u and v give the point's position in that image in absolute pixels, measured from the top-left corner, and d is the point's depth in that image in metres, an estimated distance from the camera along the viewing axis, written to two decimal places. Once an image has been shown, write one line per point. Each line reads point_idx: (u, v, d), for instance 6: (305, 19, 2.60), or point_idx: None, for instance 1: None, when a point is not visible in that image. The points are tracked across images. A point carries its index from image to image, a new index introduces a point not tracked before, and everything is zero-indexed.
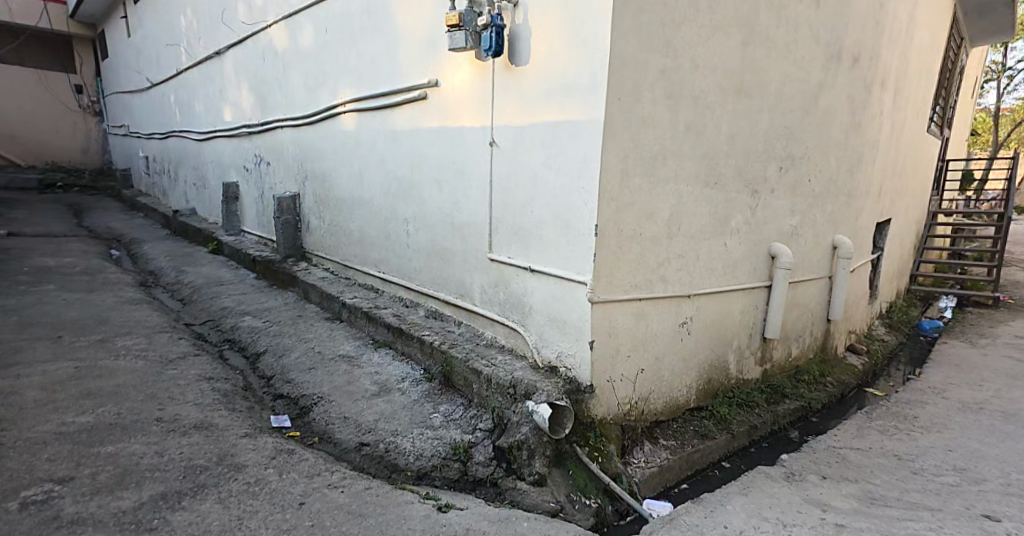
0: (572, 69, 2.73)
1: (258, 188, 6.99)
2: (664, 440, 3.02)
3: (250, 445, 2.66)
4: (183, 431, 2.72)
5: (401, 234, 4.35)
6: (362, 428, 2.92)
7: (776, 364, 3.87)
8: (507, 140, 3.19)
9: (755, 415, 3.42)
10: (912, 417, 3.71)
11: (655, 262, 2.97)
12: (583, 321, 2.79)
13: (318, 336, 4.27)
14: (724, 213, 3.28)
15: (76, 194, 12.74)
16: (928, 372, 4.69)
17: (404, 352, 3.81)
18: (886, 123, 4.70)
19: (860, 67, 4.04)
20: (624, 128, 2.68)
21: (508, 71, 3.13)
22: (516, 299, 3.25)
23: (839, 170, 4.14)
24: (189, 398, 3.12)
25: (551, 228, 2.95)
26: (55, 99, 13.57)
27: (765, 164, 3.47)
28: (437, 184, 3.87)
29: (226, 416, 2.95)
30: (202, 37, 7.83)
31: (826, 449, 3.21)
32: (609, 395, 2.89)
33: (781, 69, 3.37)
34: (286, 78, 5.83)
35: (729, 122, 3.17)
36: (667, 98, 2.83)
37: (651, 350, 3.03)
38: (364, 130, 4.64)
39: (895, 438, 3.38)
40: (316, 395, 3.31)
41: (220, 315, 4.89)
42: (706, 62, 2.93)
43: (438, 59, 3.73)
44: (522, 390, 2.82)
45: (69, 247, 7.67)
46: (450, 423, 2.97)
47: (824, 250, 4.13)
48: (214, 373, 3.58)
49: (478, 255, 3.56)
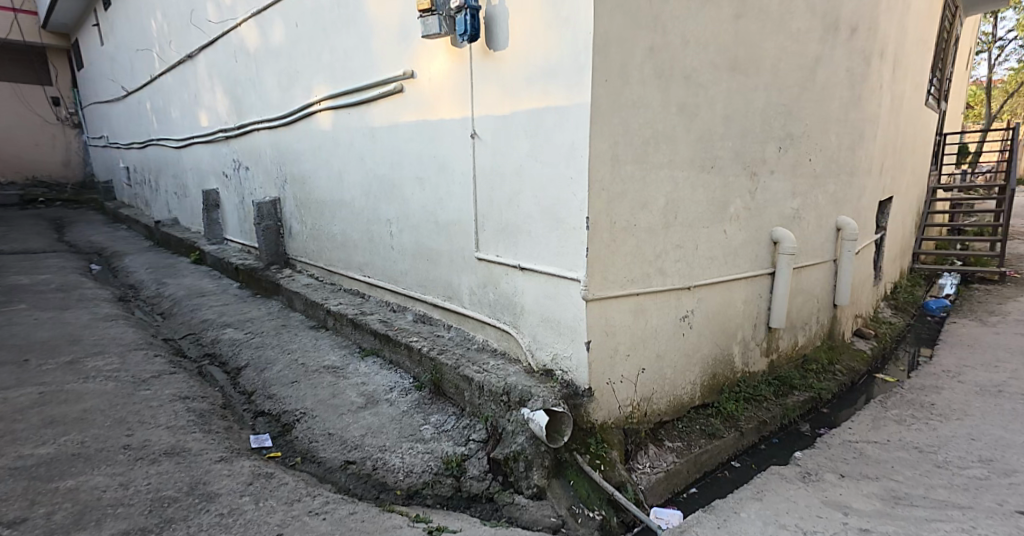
0: (554, 51, 2.53)
1: (239, 194, 6.75)
2: (669, 442, 2.84)
3: (226, 470, 2.47)
4: (152, 459, 2.53)
5: (385, 235, 4.15)
6: (348, 445, 2.75)
7: (783, 354, 3.71)
8: (488, 131, 3.00)
9: (764, 410, 3.26)
10: (929, 404, 3.55)
11: (653, 254, 2.79)
12: (578, 321, 2.61)
13: (302, 346, 4.08)
14: (722, 199, 3.10)
15: (58, 208, 12.44)
16: (940, 354, 4.54)
17: (392, 360, 3.63)
18: (886, 96, 4.52)
19: (857, 39, 3.86)
20: (612, 112, 2.49)
21: (487, 57, 2.93)
22: (507, 299, 3.06)
23: (840, 147, 3.96)
24: (160, 421, 2.93)
25: (539, 223, 2.76)
26: (31, 112, 13.27)
27: (764, 145, 3.29)
28: (420, 182, 3.67)
29: (201, 439, 2.76)
30: (175, 41, 7.56)
31: (842, 444, 3.05)
32: (610, 398, 2.71)
33: (776, 43, 3.19)
34: (260, 78, 5.60)
35: (724, 101, 2.98)
36: (657, 79, 2.63)
37: (652, 347, 2.85)
38: (341, 129, 4.43)
39: (913, 428, 3.22)
40: (298, 411, 3.13)
41: (201, 329, 4.69)
42: (696, 37, 2.74)
43: (413, 50, 3.52)
44: (515, 397, 2.64)
45: (46, 263, 7.43)
46: (442, 434, 2.80)
47: (827, 233, 3.97)
48: (190, 392, 3.38)
49: (465, 254, 3.37)
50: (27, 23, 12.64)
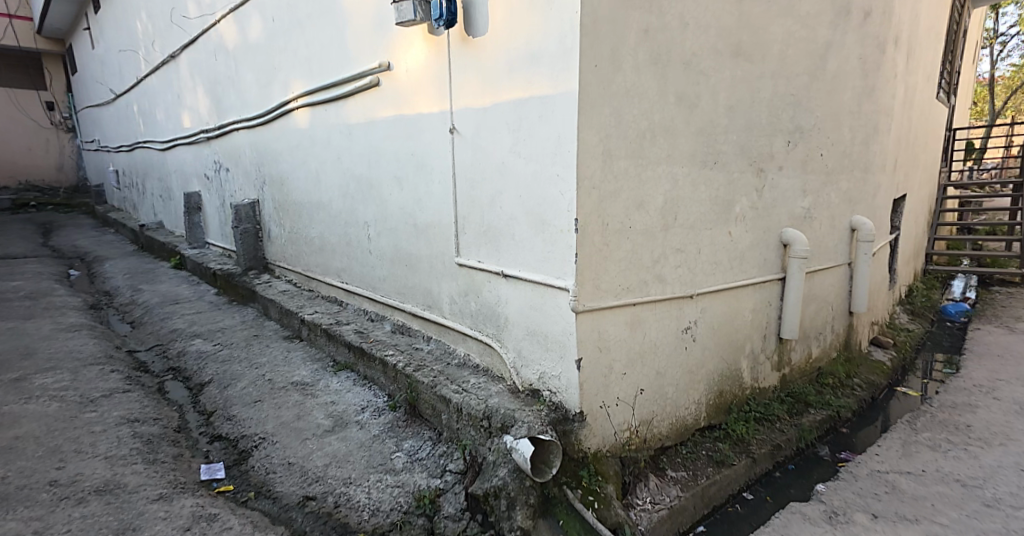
0: (538, 33, 2.21)
1: (219, 196, 6.43)
2: (672, 471, 2.50)
3: (162, 512, 2.17)
4: (79, 499, 2.23)
5: (362, 238, 3.82)
6: (309, 478, 2.44)
7: (796, 368, 3.39)
8: (468, 124, 2.68)
9: (777, 431, 2.93)
10: (964, 427, 3.23)
11: (651, 260, 2.47)
12: (567, 337, 2.28)
13: (272, 360, 3.75)
14: (726, 198, 2.78)
15: (48, 212, 12.07)
16: (967, 366, 4.21)
17: (367, 376, 3.31)
18: (901, 87, 4.20)
19: (871, 24, 3.52)
20: (603, 102, 2.17)
21: (464, 43, 2.62)
22: (489, 310, 2.74)
23: (854, 141, 3.64)
24: (100, 450, 2.62)
25: (524, 226, 2.44)
26: (26, 119, 12.88)
27: (771, 138, 2.97)
28: (398, 182, 3.34)
29: (140, 473, 2.44)
30: (157, 40, 7.24)
31: (870, 476, 2.75)
32: (604, 423, 2.39)
33: (784, 27, 2.87)
34: (236, 75, 5.29)
35: (727, 90, 2.66)
36: (653, 65, 2.31)
37: (651, 365, 2.53)
38: (317, 126, 4.11)
39: (951, 456, 2.90)
40: (258, 436, 2.81)
41: (168, 340, 4.35)
42: (696, 19, 2.41)
43: (387, 38, 3.19)
44: (497, 423, 2.32)
45: (23, 268, 7.08)
46: (415, 464, 2.49)
47: (841, 234, 3.64)
48: (142, 413, 3.06)
49: (445, 259, 3.04)
50: (22, 29, 12.48)
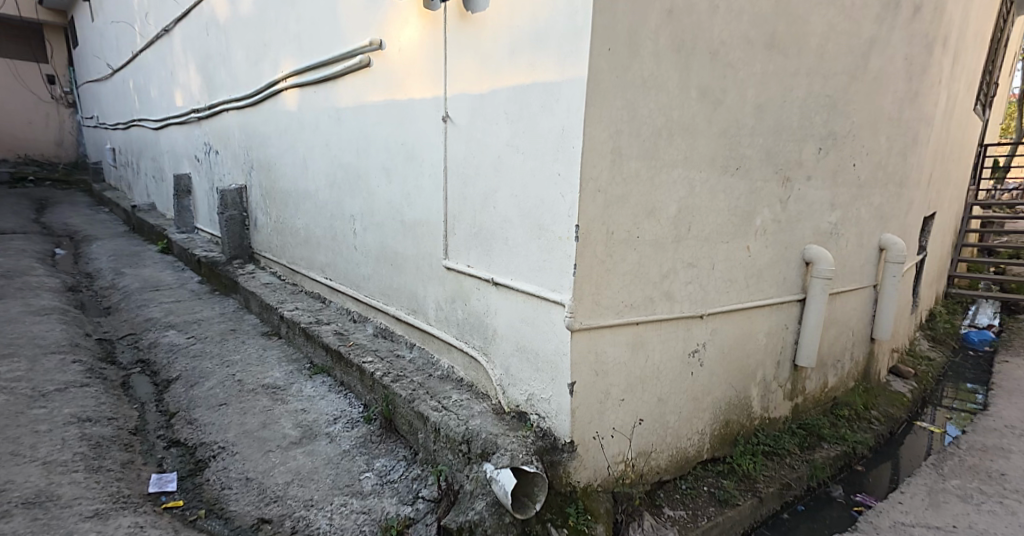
0: (544, 10, 1.96)
1: (209, 180, 6.17)
2: (670, 509, 2.25)
3: (94, 532, 1.92)
4: (3, 512, 1.98)
5: (349, 232, 3.56)
6: (266, 497, 2.19)
7: (810, 397, 3.15)
8: (462, 114, 2.43)
9: (787, 467, 2.68)
10: (997, 476, 2.98)
11: (660, 275, 2.22)
12: (560, 356, 2.03)
13: (245, 358, 3.51)
14: (747, 208, 2.52)
15: (46, 187, 11.84)
16: (994, 404, 3.94)
17: (343, 383, 3.08)
18: (942, 94, 3.90)
19: (919, 20, 3.23)
20: (614, 92, 1.91)
21: (463, 22, 2.36)
22: (477, 319, 2.49)
23: (890, 151, 3.36)
24: (38, 455, 2.36)
25: (518, 229, 2.19)
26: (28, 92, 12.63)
27: (801, 144, 2.70)
28: (386, 174, 3.08)
29: (79, 483, 2.19)
30: (154, 12, 6.94)
31: (893, 528, 2.50)
32: (596, 455, 2.14)
33: (825, 17, 2.59)
34: (229, 53, 5.03)
35: (757, 87, 2.39)
36: (675, 53, 2.05)
37: (653, 391, 2.29)
38: (307, 109, 3.85)
39: (984, 510, 2.65)
40: (218, 444, 2.57)
41: (142, 329, 4.11)
42: (728, 3, 2.15)
43: (381, 14, 2.93)
44: (477, 448, 2.07)
45: (6, 244, 6.84)
46: (384, 488, 2.25)
47: (867, 253, 3.38)
48: (95, 412, 2.80)
49: (432, 261, 2.78)
50: None
